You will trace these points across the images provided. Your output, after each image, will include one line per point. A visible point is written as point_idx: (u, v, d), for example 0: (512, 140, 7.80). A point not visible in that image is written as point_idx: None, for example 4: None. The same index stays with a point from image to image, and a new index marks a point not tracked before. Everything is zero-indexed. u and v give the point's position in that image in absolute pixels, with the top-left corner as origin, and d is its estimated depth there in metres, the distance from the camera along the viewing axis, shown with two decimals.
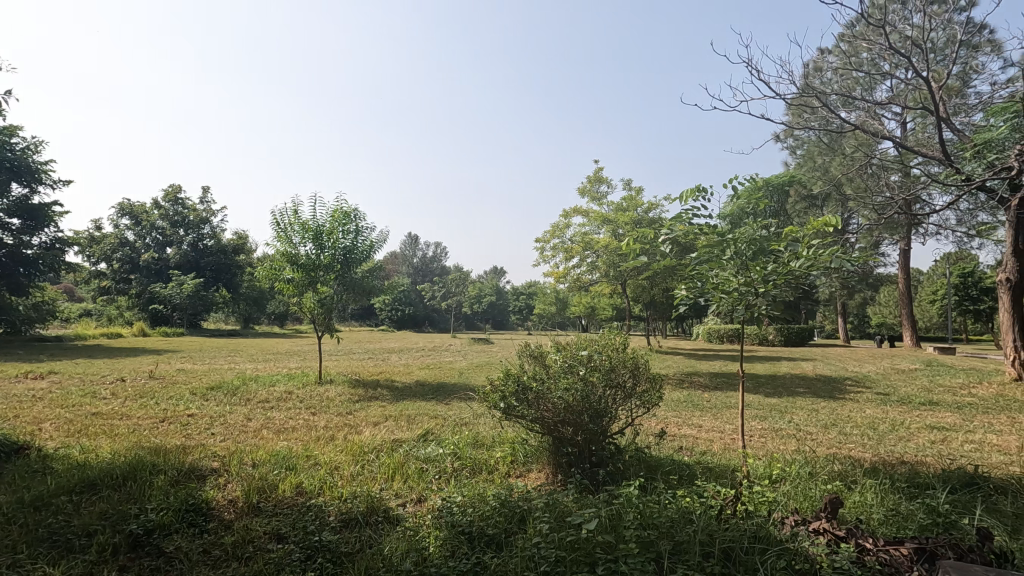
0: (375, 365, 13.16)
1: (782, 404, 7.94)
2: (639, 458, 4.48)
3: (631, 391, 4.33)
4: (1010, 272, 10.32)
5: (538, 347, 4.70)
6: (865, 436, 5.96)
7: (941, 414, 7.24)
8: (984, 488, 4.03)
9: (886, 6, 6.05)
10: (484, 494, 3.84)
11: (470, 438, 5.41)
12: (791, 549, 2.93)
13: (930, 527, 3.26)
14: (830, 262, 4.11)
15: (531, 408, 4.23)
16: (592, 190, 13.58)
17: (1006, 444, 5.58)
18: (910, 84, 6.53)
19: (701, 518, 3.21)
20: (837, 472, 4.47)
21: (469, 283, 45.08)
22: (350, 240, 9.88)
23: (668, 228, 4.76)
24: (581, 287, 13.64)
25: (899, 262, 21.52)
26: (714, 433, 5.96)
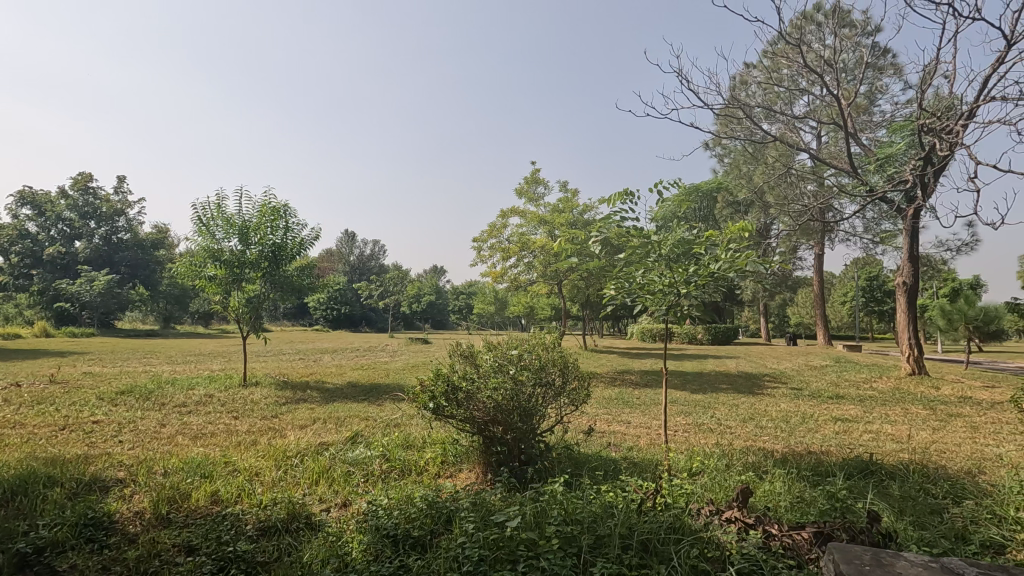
0: (305, 366, 12.71)
1: (706, 400, 8.32)
2: (567, 455, 4.56)
3: (560, 389, 4.41)
4: (906, 275, 11.32)
5: (469, 347, 4.67)
6: (779, 428, 6.36)
7: (846, 407, 7.83)
8: (876, 474, 4.39)
9: (803, 26, 6.48)
10: (411, 495, 3.77)
11: (400, 439, 5.32)
12: (703, 538, 3.06)
13: (828, 511, 3.51)
14: (745, 265, 4.38)
15: (460, 408, 4.20)
16: (529, 191, 13.67)
17: (898, 433, 6.11)
18: (823, 100, 7.02)
19: (623, 511, 3.31)
20: (751, 464, 4.72)
21: (409, 283, 44.45)
22: (279, 238, 9.43)
23: (598, 230, 4.88)
24: (519, 287, 13.68)
25: (814, 266, 23.13)
26: (641, 429, 6.16)
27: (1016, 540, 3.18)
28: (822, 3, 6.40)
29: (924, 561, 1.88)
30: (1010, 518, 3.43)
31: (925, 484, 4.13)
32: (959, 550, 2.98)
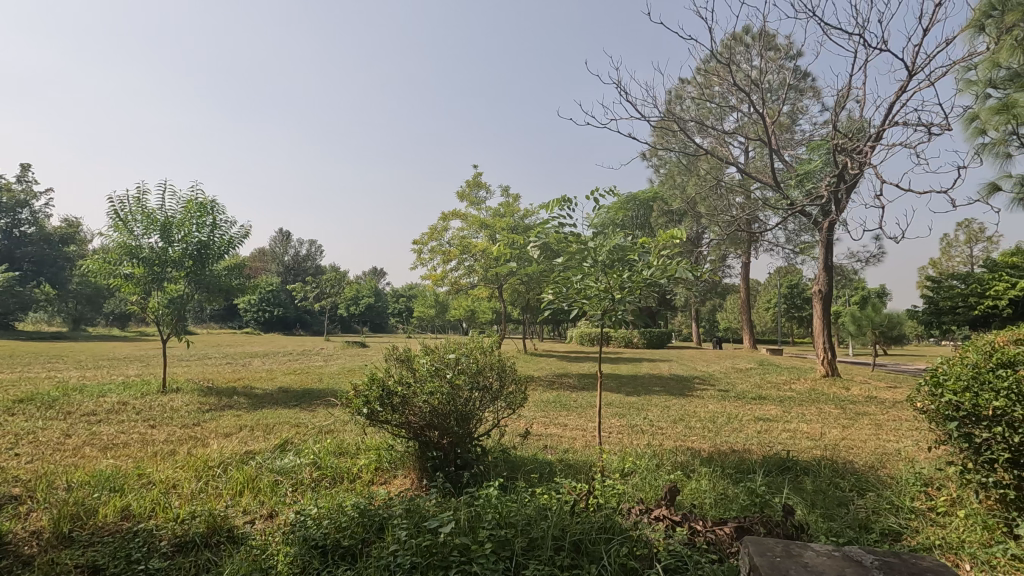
0: (232, 370, 12.09)
1: (639, 402, 8.58)
2: (503, 458, 4.57)
3: (498, 392, 4.42)
4: (822, 283, 12.17)
5: (405, 351, 4.59)
6: (706, 428, 6.66)
7: (767, 407, 8.31)
8: (792, 470, 4.68)
9: (733, 47, 6.85)
10: (342, 504, 3.65)
11: (333, 446, 5.16)
12: (632, 537, 3.14)
13: (749, 506, 3.72)
14: (676, 272, 4.56)
15: (395, 413, 4.11)
16: (471, 195, 13.64)
17: (813, 432, 6.54)
18: (751, 118, 7.44)
19: (556, 513, 3.36)
20: (679, 463, 4.90)
21: (348, 285, 43.28)
22: (206, 235, 8.93)
23: (537, 235, 4.95)
24: (459, 291, 13.62)
25: (741, 273, 24.39)
26: (577, 431, 6.28)
27: (910, 528, 3.49)
28: (750, 26, 6.79)
29: (829, 550, 2.00)
30: (906, 508, 3.76)
31: (835, 478, 4.44)
32: (862, 539, 3.23)
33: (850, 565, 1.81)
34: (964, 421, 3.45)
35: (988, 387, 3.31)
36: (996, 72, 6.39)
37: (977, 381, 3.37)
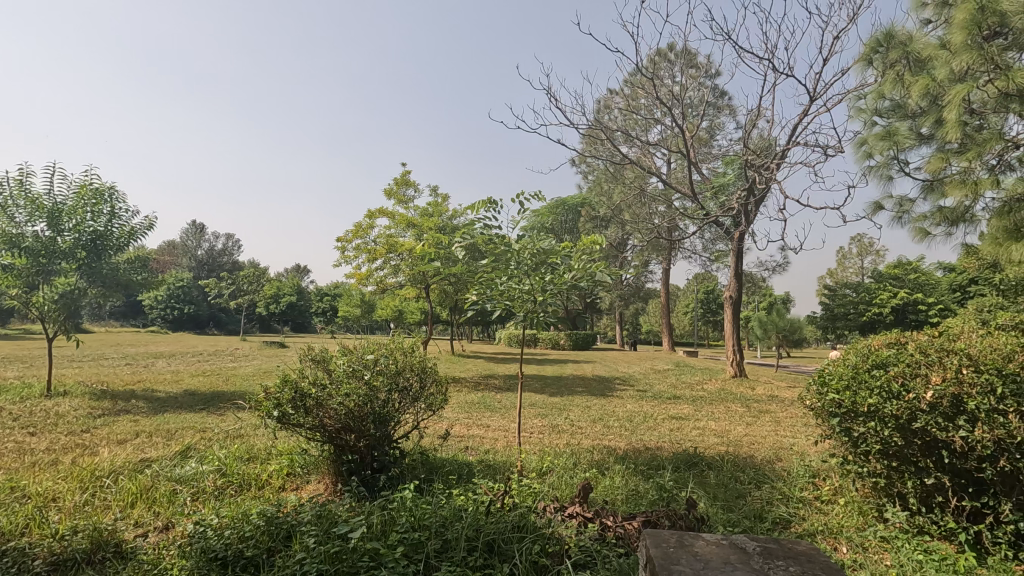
0: (131, 372, 11.15)
1: (562, 402, 8.75)
2: (421, 460, 4.52)
3: (418, 394, 4.37)
4: (733, 289, 12.98)
5: (322, 351, 4.42)
6: (622, 427, 6.92)
7: (681, 406, 8.75)
8: (698, 466, 4.95)
9: (658, 62, 7.20)
10: (248, 512, 3.45)
11: (240, 452, 4.88)
12: (545, 534, 3.18)
13: (657, 501, 3.91)
14: (595, 274, 4.72)
15: (309, 416, 3.94)
16: (399, 193, 13.37)
17: (720, 429, 6.95)
18: (672, 131, 7.83)
19: (471, 513, 3.36)
20: (595, 461, 5.05)
21: (268, 282, 41.22)
22: (102, 225, 8.19)
23: (462, 236, 4.91)
24: (384, 290, 13.32)
25: (661, 279, 25.54)
26: (499, 431, 6.33)
27: (797, 516, 3.80)
28: (675, 43, 7.13)
29: (717, 539, 2.11)
30: (795, 498, 4.09)
31: (736, 472, 4.75)
32: (756, 528, 3.48)
33: (735, 552, 1.93)
34: (845, 416, 3.78)
35: (864, 386, 3.66)
36: (882, 102, 7.08)
37: (856, 380, 3.74)
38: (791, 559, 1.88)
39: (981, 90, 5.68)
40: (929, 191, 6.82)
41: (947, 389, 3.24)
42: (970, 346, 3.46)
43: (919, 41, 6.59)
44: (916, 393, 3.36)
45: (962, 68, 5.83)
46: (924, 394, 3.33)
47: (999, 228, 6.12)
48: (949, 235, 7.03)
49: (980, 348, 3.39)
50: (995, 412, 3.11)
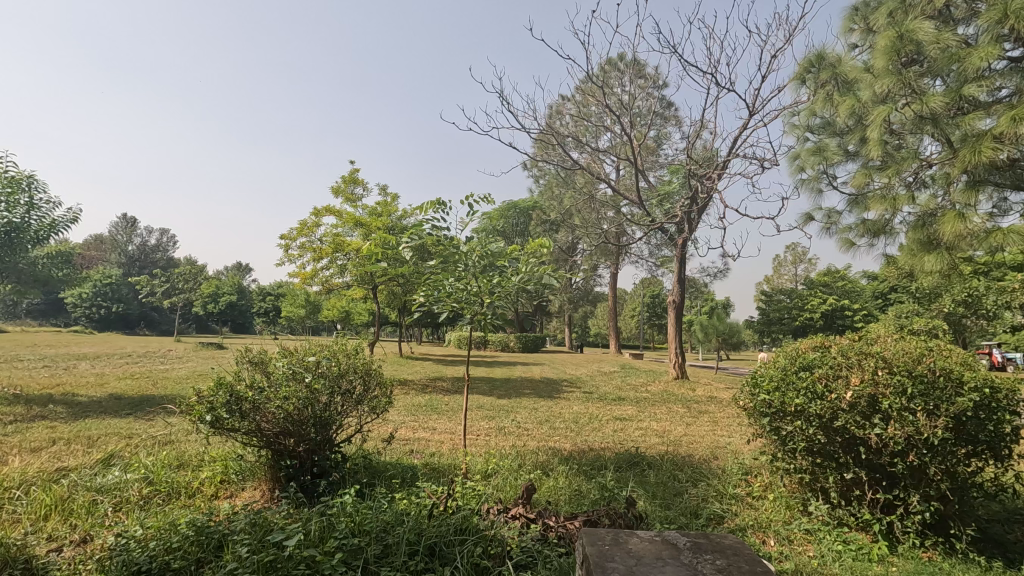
0: (48, 375, 10.37)
1: (510, 404, 8.78)
2: (364, 465, 4.42)
3: (361, 397, 4.29)
4: (676, 293, 13.41)
5: (260, 352, 4.25)
6: (568, 428, 7.02)
7: (625, 408, 8.96)
8: (639, 465, 5.09)
9: (607, 72, 7.38)
10: (176, 522, 3.28)
11: (169, 459, 4.62)
12: (487, 536, 3.19)
13: (599, 501, 3.99)
14: (542, 278, 4.76)
15: (244, 420, 3.78)
16: (347, 191, 13.07)
17: (662, 429, 7.16)
18: (621, 138, 8.02)
19: (413, 517, 3.32)
20: (540, 463, 5.09)
21: (206, 280, 39.37)
22: (18, 217, 7.56)
23: (409, 236, 4.85)
24: (330, 291, 12.98)
25: (609, 283, 26.07)
26: (445, 434, 6.29)
27: (730, 512, 3.96)
28: (625, 53, 7.31)
29: (650, 536, 2.17)
30: (729, 495, 4.27)
31: (674, 471, 4.91)
32: (691, 524, 3.60)
33: (666, 548, 2.00)
34: (774, 416, 3.98)
35: (792, 387, 3.86)
36: (813, 119, 7.51)
37: (784, 382, 3.95)
38: (719, 553, 1.96)
39: (900, 112, 6.13)
40: (854, 205, 7.28)
41: (864, 390, 3.49)
42: (885, 349, 3.73)
43: (847, 63, 7.03)
44: (838, 393, 3.59)
45: (883, 91, 6.27)
46: (844, 394, 3.56)
47: (914, 240, 6.61)
48: (871, 246, 7.53)
49: (894, 351, 3.66)
50: (905, 410, 3.37)
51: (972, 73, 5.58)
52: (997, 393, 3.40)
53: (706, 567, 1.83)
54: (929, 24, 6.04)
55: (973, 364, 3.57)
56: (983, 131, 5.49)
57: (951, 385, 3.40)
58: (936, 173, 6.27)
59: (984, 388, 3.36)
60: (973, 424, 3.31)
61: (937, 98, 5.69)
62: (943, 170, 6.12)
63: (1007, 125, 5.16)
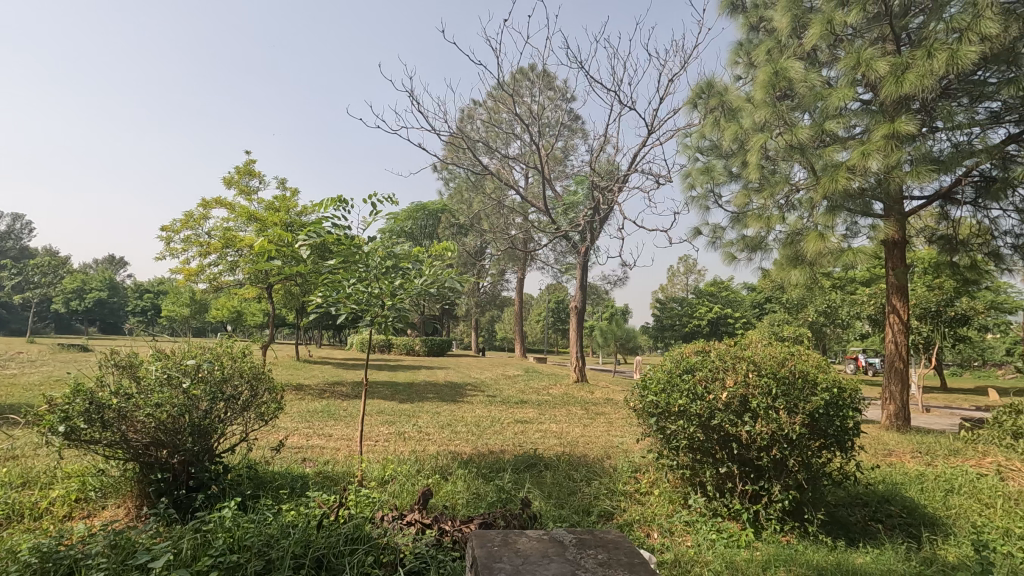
0: None
1: (411, 408, 8.65)
2: (248, 475, 4.13)
3: (248, 403, 4.00)
4: (579, 299, 13.90)
5: (129, 355, 3.82)
6: (470, 432, 7.03)
7: (527, 410, 9.14)
8: (536, 467, 5.21)
9: (518, 81, 7.53)
10: (16, 549, 2.87)
11: (9, 477, 4.03)
12: (379, 544, 3.11)
13: (496, 503, 4.03)
14: (446, 282, 4.72)
15: (106, 431, 3.38)
16: (240, 183, 12.20)
17: (560, 431, 7.38)
18: (529, 146, 8.20)
19: (301, 529, 3.16)
20: (439, 467, 5.05)
21: (69, 273, 34.93)
22: None
23: (306, 233, 4.59)
24: (218, 289, 12.03)
25: (516, 288, 26.49)
26: (341, 440, 6.05)
27: (619, 508, 4.16)
28: (535, 64, 7.50)
29: (540, 535, 2.22)
30: (618, 492, 4.48)
31: (570, 471, 5.08)
32: (582, 522, 3.75)
33: (553, 545, 2.06)
34: (660, 416, 4.22)
35: (676, 388, 4.14)
36: (702, 141, 8.15)
37: (670, 383, 4.22)
38: (602, 548, 2.06)
39: (775, 140, 6.82)
40: (736, 222, 7.99)
41: (737, 391, 3.83)
42: (755, 354, 4.11)
43: (732, 92, 7.70)
44: (715, 393, 3.90)
45: (762, 121, 6.94)
46: (721, 395, 3.88)
47: (784, 256, 7.37)
48: (749, 259, 8.30)
49: (762, 356, 4.05)
50: (770, 408, 3.74)
51: (832, 111, 6.34)
52: (843, 392, 3.89)
53: (588, 562, 1.91)
54: (799, 64, 6.78)
55: (826, 366, 4.04)
56: (840, 162, 6.25)
57: (808, 386, 3.84)
58: (802, 197, 7.04)
59: (832, 388, 3.84)
60: (824, 420, 3.75)
61: (804, 130, 6.40)
62: (808, 194, 6.89)
63: (858, 159, 5.92)
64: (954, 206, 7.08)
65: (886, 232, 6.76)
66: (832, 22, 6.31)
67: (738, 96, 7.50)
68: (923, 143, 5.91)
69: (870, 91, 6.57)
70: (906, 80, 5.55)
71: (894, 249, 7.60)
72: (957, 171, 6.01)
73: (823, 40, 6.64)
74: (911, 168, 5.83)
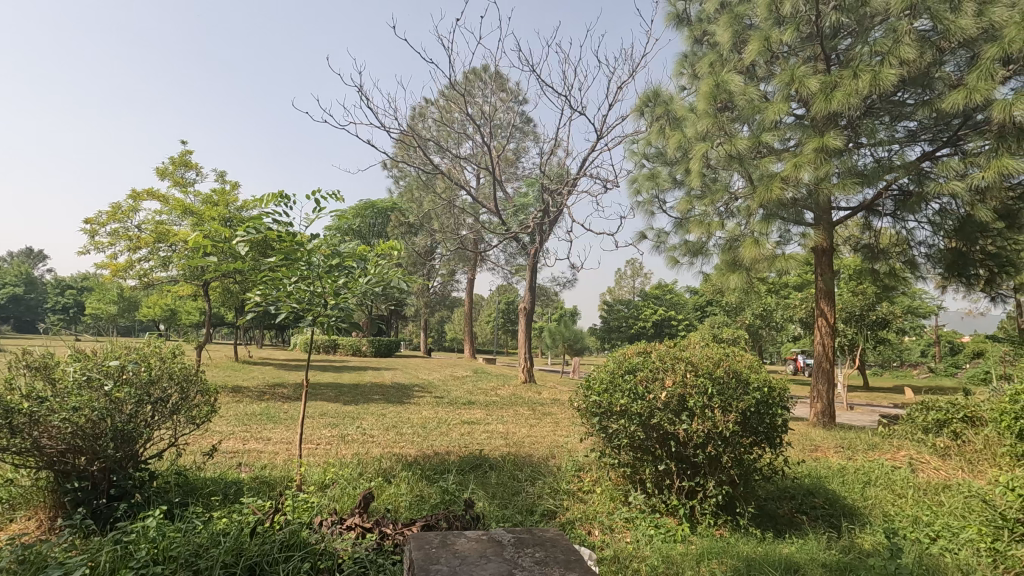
0: None
1: (356, 411, 8.45)
2: (176, 482, 3.92)
3: (177, 407, 3.80)
4: (528, 300, 14.00)
5: (44, 355, 3.55)
6: (416, 434, 6.94)
7: (474, 411, 9.12)
8: (481, 467, 5.20)
9: (471, 82, 7.52)
10: None
11: None
12: (316, 550, 3.03)
13: (439, 505, 4.01)
14: (393, 282, 4.64)
15: (16, 438, 3.12)
16: (175, 174, 11.57)
17: (506, 431, 7.41)
18: (481, 147, 8.20)
19: (232, 537, 3.02)
20: (382, 470, 4.96)
21: None
22: None
23: (245, 229, 4.39)
24: (149, 286, 11.37)
25: (466, 288, 26.40)
26: (281, 444, 5.84)
27: (562, 507, 4.21)
28: (488, 65, 7.51)
29: (479, 535, 2.23)
30: (561, 490, 4.55)
31: (514, 471, 5.10)
32: (525, 521, 3.78)
33: (491, 545, 2.07)
34: (603, 415, 4.30)
35: (619, 388, 4.24)
36: (648, 148, 8.39)
37: (613, 383, 4.31)
38: (540, 546, 2.08)
39: (716, 150, 7.10)
40: (678, 227, 8.27)
41: (676, 390, 3.97)
42: (693, 354, 4.26)
43: (677, 102, 7.96)
44: (655, 393, 4.02)
45: (704, 131, 7.21)
46: (660, 394, 4.00)
47: (723, 261, 7.68)
48: (691, 263, 8.62)
49: (699, 356, 4.21)
50: (706, 407, 3.89)
51: (768, 124, 6.67)
52: (772, 391, 4.10)
53: (525, 560, 1.93)
54: (739, 78, 7.08)
55: (758, 366, 4.24)
56: (775, 173, 6.58)
57: (741, 385, 4.02)
58: (741, 204, 7.36)
59: (763, 387, 4.04)
60: (755, 418, 3.94)
61: (743, 141, 6.69)
62: (746, 203, 7.22)
63: (792, 170, 6.25)
64: (876, 217, 7.58)
65: (815, 240, 7.17)
66: (769, 39, 6.63)
67: (682, 105, 7.75)
68: (849, 157, 6.29)
69: (803, 106, 6.94)
70: (835, 98, 5.91)
71: (822, 257, 8.06)
72: (879, 185, 6.43)
73: (761, 56, 6.96)
74: (838, 180, 6.21)
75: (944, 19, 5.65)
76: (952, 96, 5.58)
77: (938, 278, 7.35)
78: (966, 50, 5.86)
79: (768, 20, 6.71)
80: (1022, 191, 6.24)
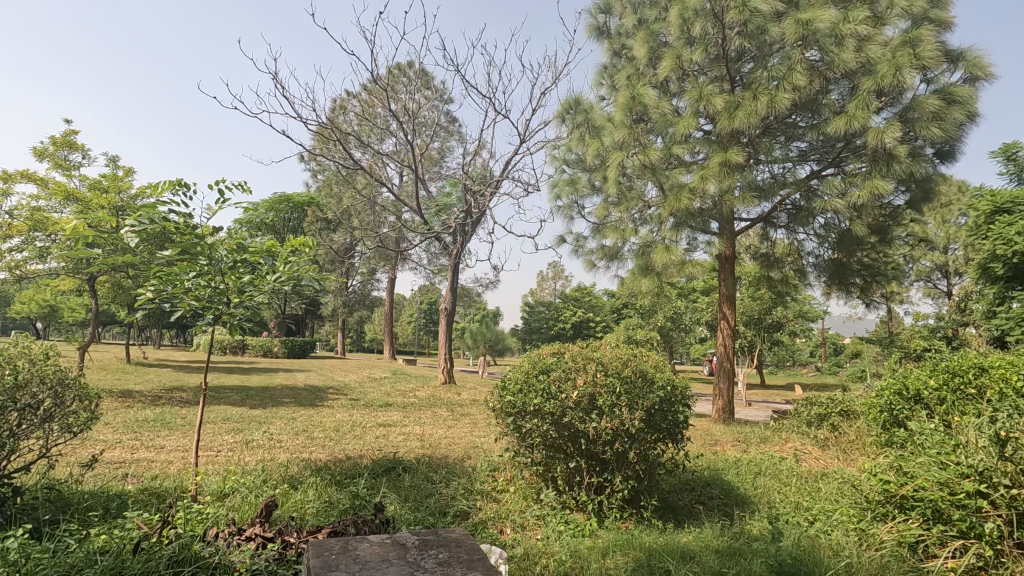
0: None
1: (263, 415, 8.01)
2: (46, 498, 3.53)
3: (50, 413, 3.42)
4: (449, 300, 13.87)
5: None
6: (327, 438, 6.68)
7: (390, 413, 8.92)
8: (394, 471, 5.10)
9: (394, 77, 7.39)
10: None
11: None
12: (208, 565, 2.84)
13: (347, 510, 3.90)
14: (303, 280, 4.39)
15: None
16: (56, 156, 10.41)
17: (423, 433, 7.30)
18: (404, 144, 8.06)
19: (112, 555, 2.76)
20: (289, 476, 4.73)
21: None
22: None
23: (134, 219, 4.02)
24: (23, 280, 10.14)
25: (387, 288, 25.82)
26: (175, 452, 5.41)
27: (475, 507, 4.22)
28: (412, 62, 7.41)
29: (382, 539, 2.20)
30: (475, 490, 4.55)
31: (428, 473, 5.04)
32: (436, 523, 3.76)
33: (394, 548, 2.04)
34: (517, 415, 4.36)
35: (533, 388, 4.31)
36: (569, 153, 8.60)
37: (527, 383, 4.37)
38: (443, 547, 2.08)
39: (631, 159, 7.43)
40: (596, 231, 8.55)
41: (587, 390, 4.10)
42: (603, 355, 4.39)
43: (597, 111, 8.23)
44: (567, 393, 4.14)
45: (621, 140, 7.51)
46: (572, 393, 4.12)
47: (636, 266, 8.04)
48: (607, 267, 8.94)
49: (609, 356, 4.35)
50: (614, 406, 4.06)
51: (679, 137, 7.06)
52: (675, 389, 4.33)
53: (428, 562, 1.92)
54: (653, 91, 7.44)
55: (663, 366, 4.46)
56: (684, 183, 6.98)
57: (647, 384, 4.22)
58: (653, 212, 7.74)
59: (666, 386, 4.26)
60: (659, 415, 4.17)
61: (655, 152, 7.04)
62: (657, 211, 7.61)
63: (699, 182, 6.68)
64: (772, 228, 8.21)
65: (719, 248, 7.67)
66: (681, 57, 7.01)
67: (601, 115, 8.03)
68: (749, 172, 6.80)
69: (710, 123, 7.40)
70: (737, 116, 6.36)
71: (726, 263, 8.61)
72: (774, 198, 7.01)
73: (674, 72, 7.35)
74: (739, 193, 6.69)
75: (830, 51, 6.24)
76: (835, 121, 6.19)
77: (823, 285, 8.10)
78: (848, 81, 6.51)
79: (680, 39, 7.09)
80: (891, 209, 7.01)
